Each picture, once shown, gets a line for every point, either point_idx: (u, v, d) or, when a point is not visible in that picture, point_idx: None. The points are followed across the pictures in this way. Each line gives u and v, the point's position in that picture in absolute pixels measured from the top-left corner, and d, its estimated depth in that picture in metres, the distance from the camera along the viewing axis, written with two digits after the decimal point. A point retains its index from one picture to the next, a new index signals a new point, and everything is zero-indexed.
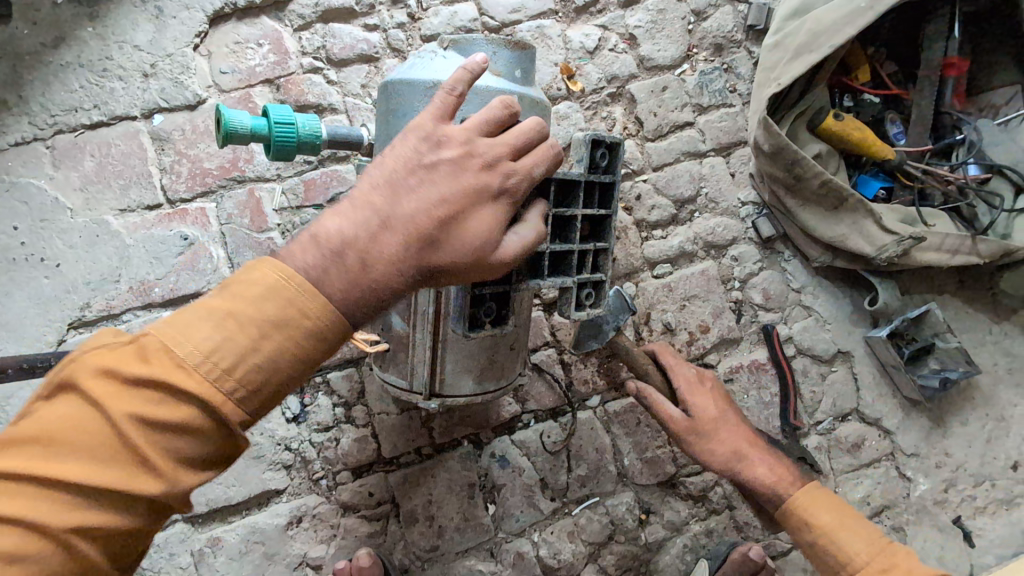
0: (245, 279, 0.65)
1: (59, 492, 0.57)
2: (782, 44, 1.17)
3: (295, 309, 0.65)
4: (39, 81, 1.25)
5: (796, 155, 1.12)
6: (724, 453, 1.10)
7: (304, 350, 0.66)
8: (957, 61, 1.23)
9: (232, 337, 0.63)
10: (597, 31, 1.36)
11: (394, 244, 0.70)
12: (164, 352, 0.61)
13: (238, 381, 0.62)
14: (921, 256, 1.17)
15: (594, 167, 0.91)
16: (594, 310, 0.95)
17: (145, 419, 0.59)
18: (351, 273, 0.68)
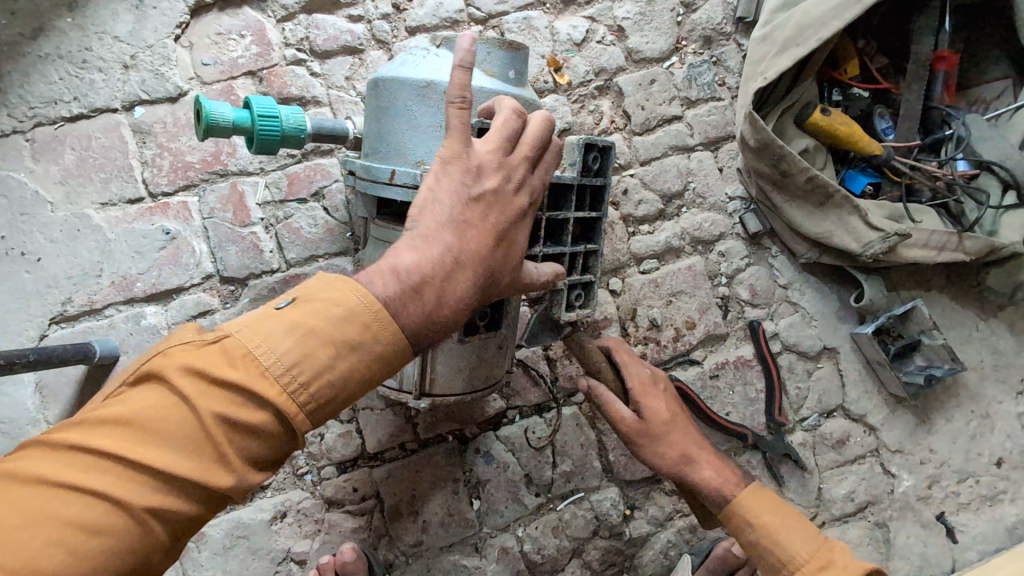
0: (331, 293, 0.66)
1: (137, 481, 0.57)
2: (770, 37, 1.16)
3: (372, 331, 0.66)
4: (17, 72, 1.23)
5: (782, 150, 1.11)
6: (674, 455, 1.08)
7: (374, 369, 0.68)
8: (946, 55, 1.21)
9: (315, 351, 0.64)
10: (584, 23, 1.34)
11: (464, 282, 0.73)
12: (249, 357, 0.62)
13: (311, 395, 0.64)
14: (908, 253, 1.16)
15: (586, 170, 0.92)
16: (584, 311, 0.96)
17: (229, 422, 0.61)
18: (426, 306, 0.70)
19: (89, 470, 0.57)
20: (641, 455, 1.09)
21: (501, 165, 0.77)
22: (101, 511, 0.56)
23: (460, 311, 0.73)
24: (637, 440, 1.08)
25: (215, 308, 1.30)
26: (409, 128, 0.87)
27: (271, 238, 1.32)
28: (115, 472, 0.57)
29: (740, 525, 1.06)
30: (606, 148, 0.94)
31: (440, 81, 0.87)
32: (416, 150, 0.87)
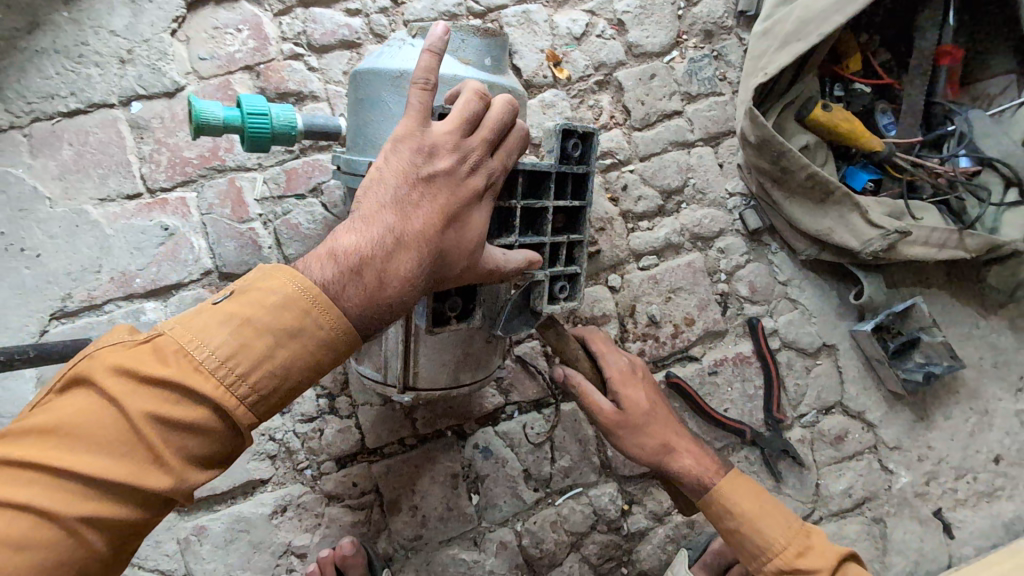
0: (265, 286, 0.67)
1: (68, 486, 0.58)
2: (771, 31, 1.15)
3: (310, 319, 0.67)
4: (13, 67, 1.23)
5: (782, 146, 1.10)
6: (652, 445, 1.06)
7: (316, 358, 0.68)
8: (951, 50, 1.20)
9: (249, 343, 0.64)
10: (584, 17, 1.32)
11: (408, 263, 0.72)
12: (181, 353, 0.63)
13: (250, 387, 0.64)
14: (908, 250, 1.15)
15: (566, 157, 0.91)
16: (569, 303, 0.94)
17: (162, 419, 0.61)
18: (366, 290, 0.70)
19: (19, 478, 0.57)
20: (620, 445, 1.06)
21: (456, 145, 0.76)
22: (31, 519, 0.56)
23: (404, 292, 0.72)
24: (614, 430, 1.05)
25: None
26: (383, 117, 0.86)
27: (270, 234, 1.32)
28: (45, 479, 0.57)
29: (722, 512, 1.06)
30: (587, 134, 0.92)
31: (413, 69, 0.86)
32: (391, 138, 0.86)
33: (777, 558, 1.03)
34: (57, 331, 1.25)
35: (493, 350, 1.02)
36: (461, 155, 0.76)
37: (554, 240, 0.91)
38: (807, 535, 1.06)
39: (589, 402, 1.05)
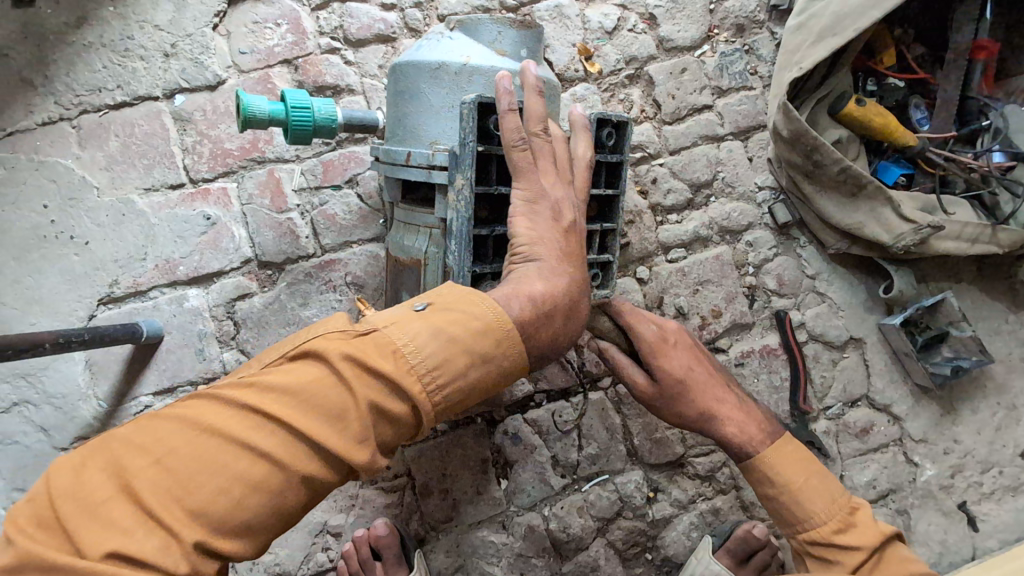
0: (469, 304, 0.74)
1: (293, 451, 0.65)
2: (805, 26, 1.16)
3: (499, 345, 0.74)
4: (64, 61, 1.27)
5: (815, 141, 1.11)
6: (692, 416, 1.07)
7: (494, 378, 0.75)
8: (987, 44, 1.19)
9: (453, 358, 0.71)
10: (616, 11, 1.33)
11: (580, 310, 0.85)
12: (399, 354, 0.69)
13: (444, 397, 0.71)
14: (939, 245, 1.16)
15: (600, 146, 0.95)
16: (603, 290, 0.96)
17: (377, 412, 0.68)
18: (553, 331, 0.80)
19: (256, 434, 0.64)
20: (662, 413, 1.09)
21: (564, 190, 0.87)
22: (263, 470, 0.64)
23: (573, 336, 0.84)
24: (654, 402, 1.07)
25: (254, 291, 1.35)
26: (420, 110, 0.88)
27: (307, 224, 1.36)
28: (275, 441, 0.65)
29: (761, 479, 1.09)
30: (622, 124, 0.97)
31: (452, 61, 0.87)
32: (429, 130, 0.88)
33: (814, 527, 1.06)
34: (104, 315, 1.30)
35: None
36: (574, 201, 0.88)
37: (588, 227, 0.94)
38: (851, 513, 1.07)
39: (627, 377, 1.06)
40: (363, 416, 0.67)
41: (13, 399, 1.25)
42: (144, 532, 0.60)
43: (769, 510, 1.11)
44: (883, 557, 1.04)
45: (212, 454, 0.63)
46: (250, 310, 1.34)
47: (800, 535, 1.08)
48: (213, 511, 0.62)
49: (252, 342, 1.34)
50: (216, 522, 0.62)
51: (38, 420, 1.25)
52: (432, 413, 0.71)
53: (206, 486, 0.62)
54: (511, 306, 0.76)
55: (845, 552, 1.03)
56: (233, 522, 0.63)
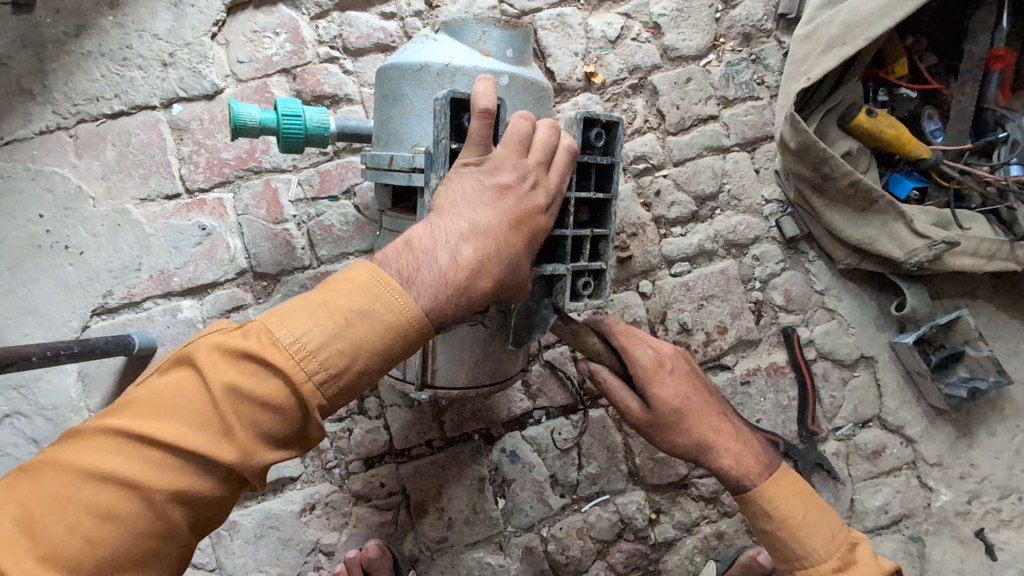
0: (336, 278, 0.70)
1: (154, 457, 0.61)
2: (813, 35, 1.13)
3: (379, 303, 0.69)
4: (62, 70, 1.27)
5: (824, 153, 1.07)
6: (686, 445, 1.03)
7: (384, 342, 0.69)
8: (1005, 53, 1.15)
9: (322, 324, 0.66)
10: (620, 20, 1.31)
11: (479, 257, 0.73)
12: (260, 335, 0.66)
13: (322, 368, 0.66)
14: (954, 261, 1.11)
15: (588, 147, 0.87)
16: (593, 301, 0.88)
17: (240, 394, 0.64)
18: (439, 270, 0.71)
19: (111, 450, 0.61)
20: (654, 440, 1.04)
21: (516, 164, 0.78)
22: (121, 489, 0.59)
23: (480, 284, 0.73)
24: (641, 427, 1.03)
25: (249, 303, 1.33)
26: (402, 114, 0.86)
27: (303, 235, 1.34)
28: (132, 450, 0.61)
29: (758, 510, 1.04)
30: (612, 125, 0.88)
31: (434, 63, 0.84)
32: (411, 133, 0.85)
33: (813, 569, 1.01)
34: (98, 326, 1.29)
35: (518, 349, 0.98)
36: (522, 172, 0.78)
37: (575, 233, 0.86)
38: (852, 552, 1.02)
39: (618, 401, 1.01)
40: (226, 399, 0.63)
41: (5, 411, 1.23)
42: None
43: (766, 542, 1.06)
44: None
45: (65, 483, 0.59)
46: None
47: (797, 571, 1.03)
48: (69, 547, 0.57)
49: None
50: (78, 560, 0.57)
51: (30, 432, 1.24)
52: (312, 388, 0.65)
53: (58, 519, 0.57)
54: (389, 266, 0.71)
55: None
56: (96, 555, 0.58)
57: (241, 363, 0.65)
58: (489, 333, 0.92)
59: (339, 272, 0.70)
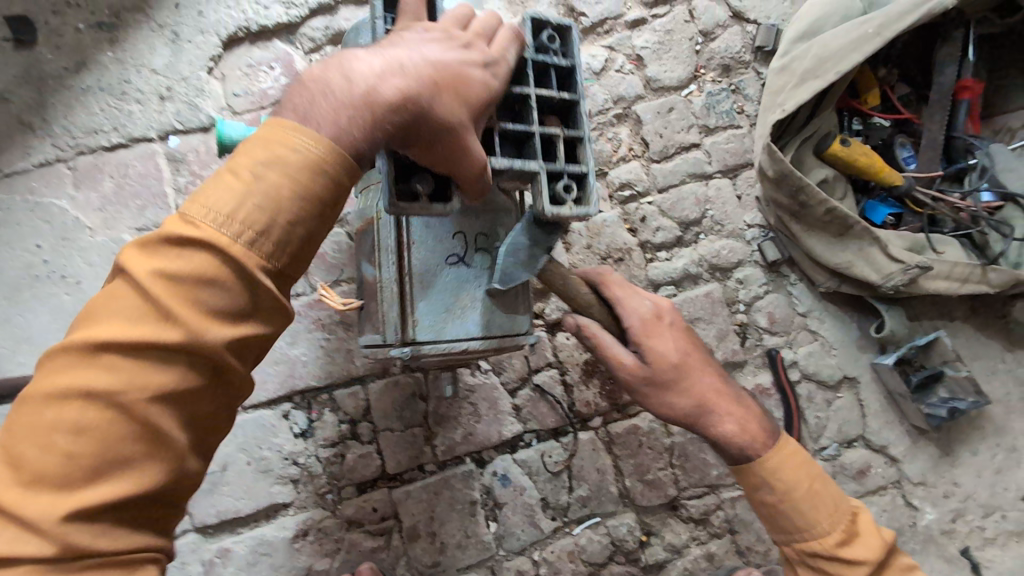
0: (244, 143, 0.64)
1: (98, 366, 0.56)
2: (788, 68, 1.17)
3: (285, 146, 0.62)
4: (62, 106, 1.34)
5: (800, 182, 1.11)
6: (685, 408, 1.03)
7: (309, 186, 0.63)
8: (971, 84, 1.19)
9: (241, 185, 0.61)
10: (604, 52, 1.38)
11: (381, 78, 0.65)
12: (176, 219, 0.61)
13: (247, 226, 0.60)
14: (931, 284, 1.14)
15: (544, 51, 0.89)
16: (577, 205, 0.86)
17: (168, 276, 0.58)
18: (335, 96, 0.64)
19: (56, 372, 0.57)
20: (648, 401, 1.03)
21: (449, 29, 0.75)
22: (79, 407, 0.55)
23: (390, 100, 0.65)
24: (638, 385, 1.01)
25: None
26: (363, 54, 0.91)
27: None
28: (73, 365, 0.57)
29: (758, 483, 1.04)
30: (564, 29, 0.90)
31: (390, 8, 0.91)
32: None
33: (817, 539, 1.01)
34: None
35: (512, 302, 0.94)
36: (451, 31, 0.74)
37: (542, 129, 0.85)
38: (852, 520, 1.03)
39: (611, 356, 0.99)
40: (152, 282, 0.58)
41: None
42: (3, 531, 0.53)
43: (766, 517, 1.07)
44: (888, 565, 1.02)
45: (25, 416, 0.56)
46: None
47: (799, 544, 1.04)
48: (50, 467, 0.54)
49: None
50: (68, 481, 0.54)
51: None
52: (245, 248, 0.60)
53: (28, 446, 0.54)
54: (285, 114, 0.64)
55: (849, 565, 0.99)
56: (78, 469, 0.54)
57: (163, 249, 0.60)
58: (473, 276, 0.92)
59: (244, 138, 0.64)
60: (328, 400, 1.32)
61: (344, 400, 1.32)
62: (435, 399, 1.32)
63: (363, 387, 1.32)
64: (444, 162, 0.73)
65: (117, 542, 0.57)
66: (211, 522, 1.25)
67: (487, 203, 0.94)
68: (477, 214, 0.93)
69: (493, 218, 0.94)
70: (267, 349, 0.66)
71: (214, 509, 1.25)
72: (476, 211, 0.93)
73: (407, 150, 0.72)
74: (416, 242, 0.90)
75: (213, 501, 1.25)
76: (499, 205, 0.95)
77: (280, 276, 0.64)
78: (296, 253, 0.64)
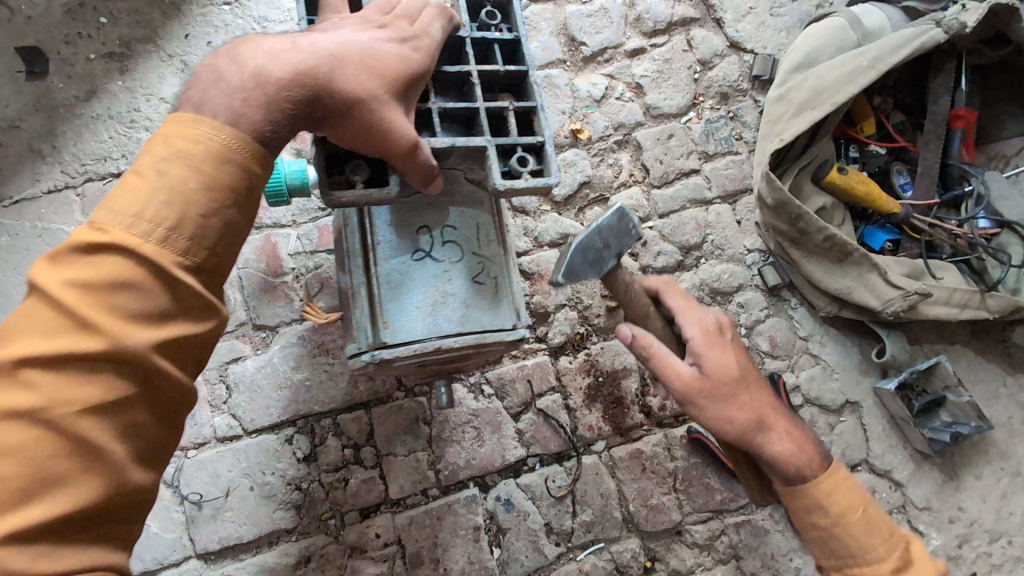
0: (147, 153, 0.68)
1: (18, 384, 0.60)
2: (784, 98, 1.19)
3: (190, 149, 0.68)
4: (72, 133, 1.37)
5: (799, 210, 1.12)
6: (744, 425, 0.94)
7: (220, 180, 0.68)
8: (965, 113, 1.22)
9: (150, 192, 0.66)
10: (604, 80, 1.43)
11: (278, 61, 0.73)
12: (85, 230, 0.65)
13: (159, 225, 0.65)
14: (930, 310, 1.15)
15: (487, 28, 0.97)
16: (533, 173, 0.89)
17: (84, 287, 0.62)
18: (235, 79, 0.72)
19: None
20: (703, 417, 0.94)
21: (366, 19, 0.84)
22: (3, 428, 0.58)
23: (281, 75, 0.72)
24: (696, 401, 0.93)
25: (246, 355, 1.33)
26: None
27: (302, 287, 1.37)
28: None
29: (809, 505, 0.97)
30: (503, 7, 0.99)
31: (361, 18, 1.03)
32: None
33: (869, 566, 0.95)
34: None
35: (489, 295, 0.99)
36: (361, 23, 0.83)
37: (485, 104, 0.91)
38: (905, 548, 0.97)
39: (667, 367, 0.92)
40: (69, 291, 0.62)
41: None
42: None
43: (811, 540, 1.01)
44: None
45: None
46: (243, 373, 1.32)
47: (848, 571, 0.97)
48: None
49: (243, 406, 1.31)
50: (3, 503, 0.57)
51: None
52: (159, 248, 0.65)
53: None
54: (188, 107, 0.70)
55: None
56: (11, 492, 0.57)
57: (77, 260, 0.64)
58: (440, 270, 0.97)
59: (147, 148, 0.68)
60: (331, 425, 1.32)
61: (347, 425, 1.32)
62: (437, 424, 1.32)
63: (366, 412, 1.33)
64: (363, 136, 0.78)
65: (61, 561, 0.59)
66: (213, 548, 1.25)
67: (452, 194, 0.99)
68: (441, 207, 0.98)
69: (458, 208, 0.99)
70: (201, 349, 0.70)
71: (216, 535, 1.25)
72: (439, 204, 0.98)
73: (325, 132, 0.79)
74: (382, 243, 0.96)
75: (216, 526, 1.26)
76: (466, 195, 1.00)
77: (201, 273, 0.68)
78: (215, 248, 0.69)
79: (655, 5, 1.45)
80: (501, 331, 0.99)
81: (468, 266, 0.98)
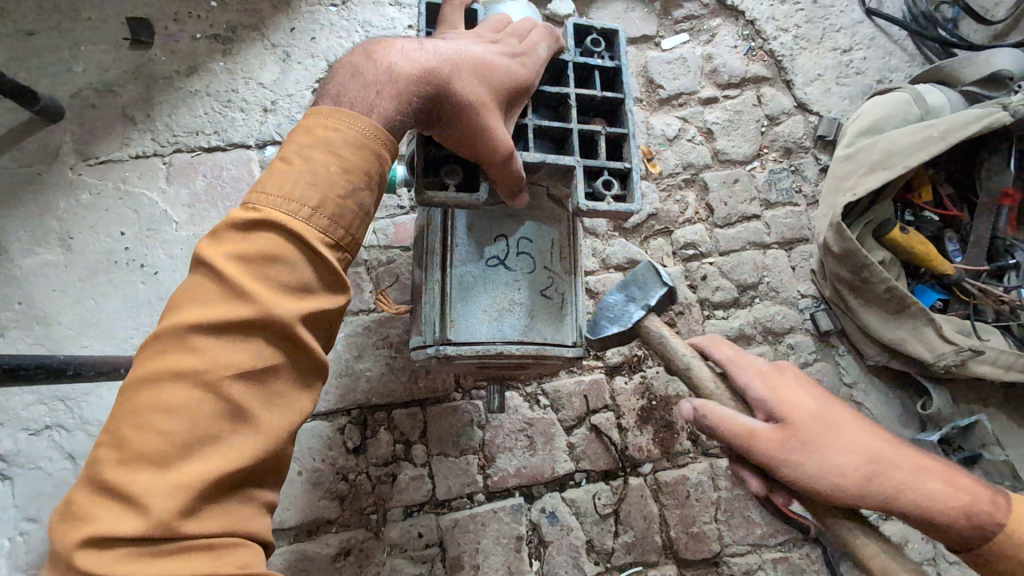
0: (294, 136, 0.68)
1: (182, 347, 0.59)
2: (854, 157, 1.30)
3: (337, 133, 0.67)
4: (168, 104, 1.41)
5: (865, 260, 1.21)
6: (859, 470, 0.78)
7: (360, 162, 0.68)
8: (1013, 192, 1.33)
9: (299, 172, 0.65)
10: (677, 122, 1.52)
11: (403, 56, 0.73)
12: (239, 209, 0.65)
13: (305, 204, 0.64)
14: (977, 368, 1.23)
15: (590, 54, 0.97)
16: (618, 200, 0.88)
17: (242, 259, 0.62)
18: (362, 78, 0.71)
19: (146, 361, 0.59)
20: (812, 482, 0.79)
21: (479, 32, 0.86)
22: (168, 389, 0.57)
23: (410, 70, 0.72)
24: (792, 459, 0.79)
25: None
26: None
27: (372, 279, 1.40)
28: (165, 349, 0.59)
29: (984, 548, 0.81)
30: (608, 35, 0.99)
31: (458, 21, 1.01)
32: None
33: None
34: None
35: (554, 310, 0.94)
36: (476, 37, 0.84)
37: (580, 127, 0.91)
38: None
39: (743, 436, 0.81)
40: (227, 262, 0.61)
41: (46, 422, 1.23)
42: (113, 512, 0.54)
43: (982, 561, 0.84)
44: None
45: (121, 401, 0.58)
46: None
47: None
48: (148, 447, 0.55)
49: None
50: (165, 461, 0.55)
51: (66, 447, 1.22)
52: (306, 225, 0.64)
53: (129, 422, 0.56)
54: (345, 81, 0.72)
55: None
56: (174, 448, 0.56)
57: (230, 236, 0.64)
58: (511, 279, 0.93)
59: (294, 131, 0.68)
60: (384, 418, 1.33)
61: (401, 419, 1.33)
62: (491, 428, 1.34)
63: (422, 409, 1.34)
64: (466, 141, 0.77)
65: (207, 525, 0.56)
66: None
67: (532, 206, 0.96)
68: (518, 217, 0.95)
69: (535, 221, 0.96)
70: (332, 327, 0.68)
71: None
72: (518, 213, 0.95)
73: (431, 132, 0.78)
74: (458, 242, 0.93)
75: None
76: (547, 211, 0.97)
77: (339, 252, 0.67)
78: (351, 228, 0.68)
79: (732, 61, 1.57)
80: (562, 347, 0.95)
81: (539, 279, 0.94)
